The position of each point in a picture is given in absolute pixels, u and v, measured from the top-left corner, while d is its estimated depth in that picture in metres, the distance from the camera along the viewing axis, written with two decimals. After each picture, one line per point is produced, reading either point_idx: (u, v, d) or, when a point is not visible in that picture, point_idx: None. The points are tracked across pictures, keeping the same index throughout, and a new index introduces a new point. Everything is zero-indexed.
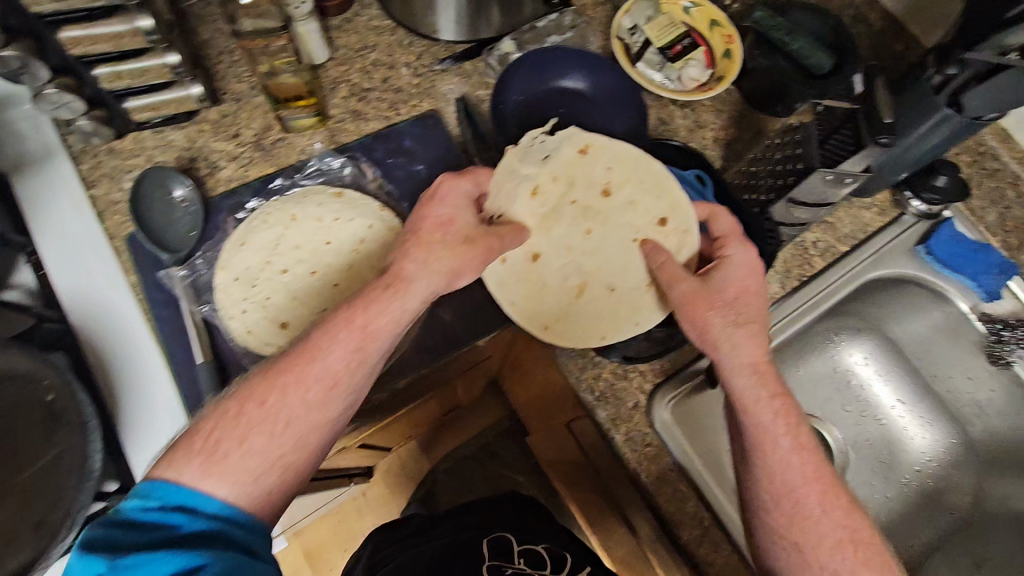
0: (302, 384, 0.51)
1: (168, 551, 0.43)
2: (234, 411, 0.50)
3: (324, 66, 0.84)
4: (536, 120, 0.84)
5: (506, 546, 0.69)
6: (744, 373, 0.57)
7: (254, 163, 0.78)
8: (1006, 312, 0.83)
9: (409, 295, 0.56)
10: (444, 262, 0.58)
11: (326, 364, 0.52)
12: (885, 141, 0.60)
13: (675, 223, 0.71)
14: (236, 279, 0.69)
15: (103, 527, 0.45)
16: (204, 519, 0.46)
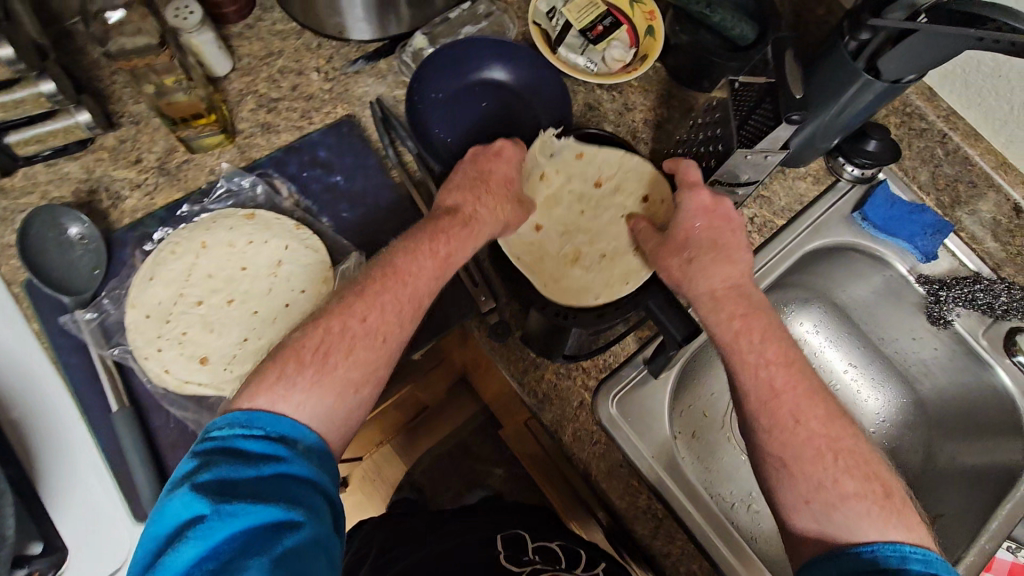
0: (397, 300, 0.58)
1: (273, 498, 0.44)
2: (324, 326, 0.55)
3: (228, 78, 0.79)
4: (459, 117, 0.80)
5: (520, 542, 0.75)
6: (720, 319, 0.59)
7: (160, 190, 0.73)
8: (943, 270, 0.83)
9: (479, 237, 0.64)
10: (504, 213, 0.67)
11: (416, 286, 0.59)
12: (797, 118, 0.57)
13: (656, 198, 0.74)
14: (148, 317, 0.65)
15: (227, 461, 0.46)
16: (305, 464, 0.48)
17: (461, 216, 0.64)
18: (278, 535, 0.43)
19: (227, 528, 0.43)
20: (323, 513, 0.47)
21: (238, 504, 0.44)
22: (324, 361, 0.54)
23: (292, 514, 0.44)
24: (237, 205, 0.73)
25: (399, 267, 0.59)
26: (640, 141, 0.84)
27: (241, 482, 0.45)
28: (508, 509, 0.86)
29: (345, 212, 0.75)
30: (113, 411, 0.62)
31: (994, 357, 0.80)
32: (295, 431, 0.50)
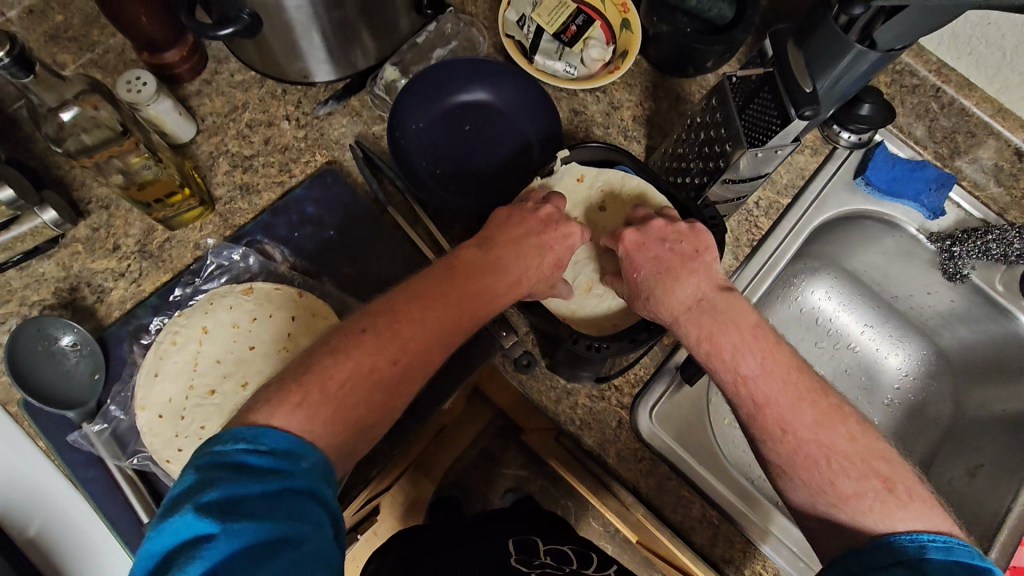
0: (441, 314, 0.55)
1: (278, 514, 0.39)
2: (351, 358, 0.51)
3: (194, 143, 0.74)
4: (445, 145, 0.77)
5: (533, 545, 0.60)
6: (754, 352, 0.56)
7: (146, 276, 0.69)
8: (951, 224, 0.82)
9: (504, 288, 0.58)
10: (531, 275, 0.60)
11: (457, 295, 0.56)
12: (811, 113, 0.56)
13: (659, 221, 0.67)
14: (161, 416, 0.62)
15: (230, 475, 0.41)
16: (307, 480, 0.43)
17: (543, 276, 0.61)
18: (286, 556, 0.38)
19: (231, 549, 0.38)
20: (327, 529, 0.42)
21: (242, 523, 0.38)
22: (344, 398, 0.49)
23: (293, 531, 0.39)
24: (232, 281, 0.69)
25: (464, 306, 0.56)
26: (632, 140, 0.81)
27: (245, 498, 0.39)
28: (531, 506, 0.69)
29: (344, 267, 0.71)
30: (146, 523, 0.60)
31: (1012, 303, 0.80)
32: (301, 450, 0.45)
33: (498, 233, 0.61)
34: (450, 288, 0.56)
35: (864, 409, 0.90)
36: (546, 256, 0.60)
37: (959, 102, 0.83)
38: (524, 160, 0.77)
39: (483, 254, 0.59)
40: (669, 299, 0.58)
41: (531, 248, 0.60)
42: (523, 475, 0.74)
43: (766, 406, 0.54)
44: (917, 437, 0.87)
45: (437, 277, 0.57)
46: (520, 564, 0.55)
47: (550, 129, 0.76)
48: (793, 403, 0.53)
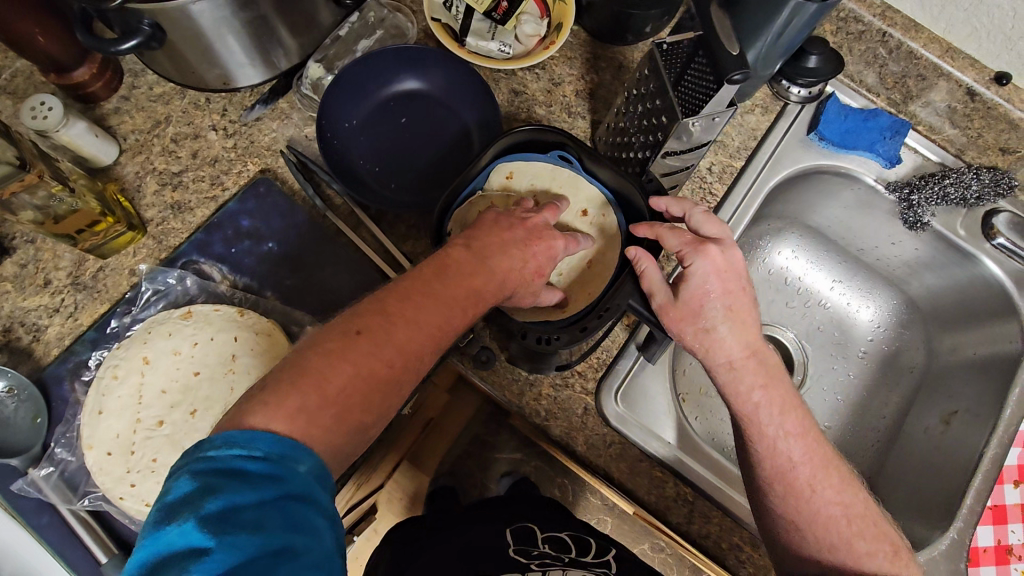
0: (426, 319, 0.51)
1: (278, 527, 0.38)
2: (346, 363, 0.46)
3: (118, 164, 0.71)
4: (381, 140, 0.74)
5: (530, 533, 0.58)
6: (758, 391, 0.59)
7: (82, 308, 0.66)
8: (908, 171, 0.80)
9: (485, 290, 0.54)
10: (512, 277, 0.57)
11: (441, 305, 0.52)
12: (740, 76, 0.53)
13: (595, 211, 0.66)
14: (110, 453, 0.60)
15: (225, 483, 0.38)
16: (306, 484, 0.41)
17: (524, 279, 0.58)
18: (284, 569, 0.37)
19: (229, 561, 0.36)
20: (325, 533, 0.41)
21: (239, 536, 0.37)
22: (345, 401, 0.46)
23: (293, 542, 0.38)
24: (170, 305, 0.67)
25: (451, 304, 0.52)
26: (576, 116, 0.78)
27: (242, 509, 0.38)
28: (527, 488, 0.65)
29: (287, 279, 0.69)
30: (104, 563, 0.59)
31: (974, 247, 0.78)
32: (298, 452, 0.42)
33: (486, 236, 0.57)
34: (448, 288, 0.53)
35: (838, 365, 0.89)
36: (529, 259, 0.58)
37: (908, 44, 0.80)
38: (463, 150, 0.74)
39: (472, 253, 0.55)
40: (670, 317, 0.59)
41: (516, 252, 0.57)
42: (518, 458, 0.68)
43: (749, 424, 0.60)
44: (891, 387, 0.87)
45: (429, 275, 0.53)
46: (519, 553, 0.55)
47: (486, 115, 0.73)
48: (762, 422, 0.59)
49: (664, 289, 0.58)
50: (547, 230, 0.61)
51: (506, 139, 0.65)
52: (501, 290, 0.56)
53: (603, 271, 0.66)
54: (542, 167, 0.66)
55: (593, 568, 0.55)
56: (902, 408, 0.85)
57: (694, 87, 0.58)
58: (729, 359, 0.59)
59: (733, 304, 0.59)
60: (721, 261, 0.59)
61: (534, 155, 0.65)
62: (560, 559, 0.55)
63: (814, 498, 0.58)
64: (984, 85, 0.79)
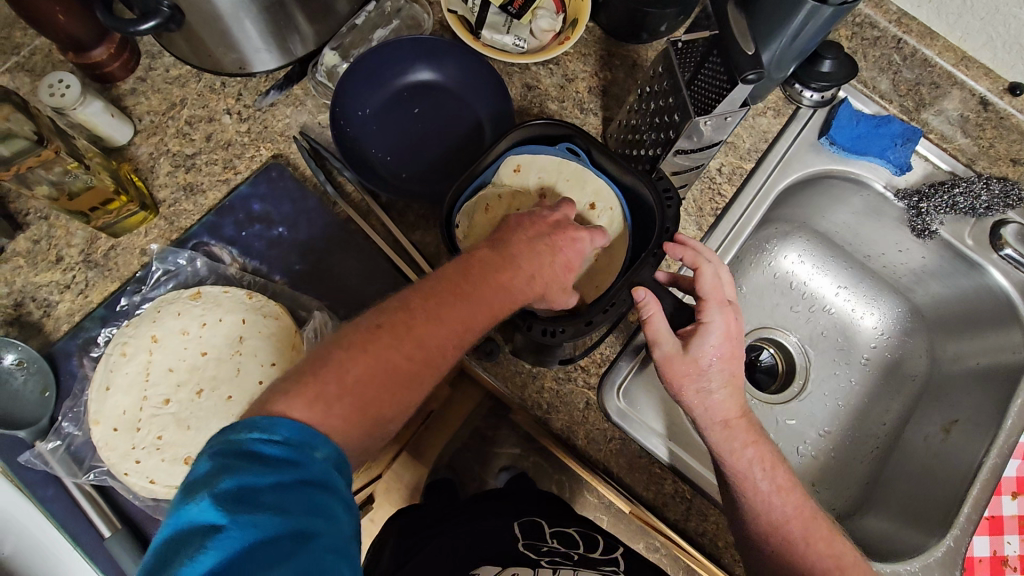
0: (451, 318, 0.52)
1: (293, 510, 0.39)
2: (372, 354, 0.48)
3: (133, 144, 0.71)
4: (393, 130, 0.74)
5: (538, 525, 0.62)
6: (751, 450, 0.61)
7: (93, 286, 0.67)
8: (918, 179, 0.80)
9: (510, 289, 0.55)
10: (536, 275, 0.56)
11: (467, 303, 0.53)
12: (754, 75, 0.54)
13: (602, 204, 0.65)
14: (116, 429, 0.60)
15: (245, 465, 0.40)
16: (322, 470, 0.42)
17: (553, 277, 0.58)
18: (298, 551, 0.38)
19: (245, 540, 0.37)
20: (340, 518, 0.42)
21: (257, 516, 0.38)
22: (365, 394, 0.47)
23: (307, 525, 0.39)
24: (180, 286, 0.67)
25: (477, 301, 0.53)
26: (588, 112, 0.79)
27: (261, 491, 0.39)
28: (526, 485, 0.68)
29: (297, 264, 0.69)
30: (107, 537, 0.59)
31: (982, 257, 0.78)
32: (316, 439, 0.43)
33: (511, 235, 0.57)
34: (473, 287, 0.53)
35: (840, 371, 0.89)
36: (558, 256, 0.58)
37: (921, 51, 0.80)
38: (475, 142, 0.74)
39: (497, 252, 0.56)
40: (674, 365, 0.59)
41: (542, 248, 0.57)
42: (516, 453, 0.71)
43: (745, 480, 0.60)
44: (894, 395, 0.87)
45: (452, 274, 0.54)
46: (527, 550, 0.60)
47: (499, 108, 0.73)
48: (758, 475, 0.60)
49: (673, 340, 0.58)
50: (570, 224, 0.60)
51: (517, 133, 0.66)
52: (527, 288, 0.56)
53: (613, 267, 0.65)
54: (550, 161, 0.66)
55: (601, 568, 0.58)
56: (903, 416, 0.85)
57: (707, 85, 0.59)
58: (719, 414, 0.61)
59: (734, 371, 0.61)
60: (732, 327, 0.61)
61: (543, 150, 0.65)
62: (569, 560, 0.58)
63: (810, 551, 0.59)
64: (997, 95, 0.79)
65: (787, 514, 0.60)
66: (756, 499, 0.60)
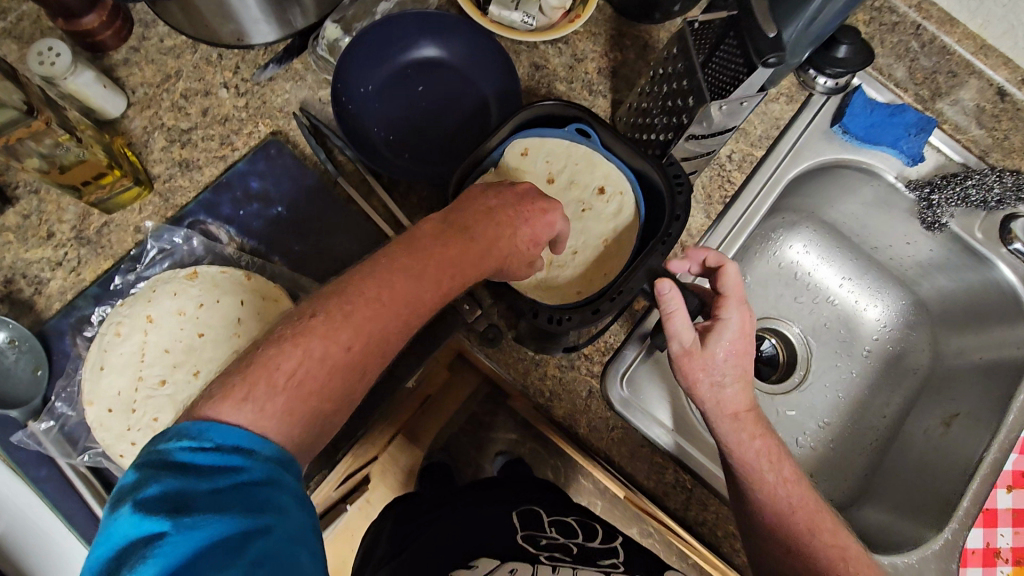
0: (410, 283, 0.48)
1: (228, 516, 0.37)
2: (317, 333, 0.44)
3: (126, 117, 0.69)
4: (397, 108, 0.72)
5: (536, 517, 0.61)
6: (757, 440, 0.60)
7: (86, 263, 0.65)
8: (930, 170, 0.79)
9: (465, 272, 0.50)
10: (494, 257, 0.52)
11: (420, 277, 0.48)
12: (775, 59, 0.54)
13: (611, 189, 0.66)
14: (111, 410, 0.59)
15: (175, 474, 0.38)
16: (261, 471, 0.39)
17: (517, 252, 0.54)
18: (246, 547, 0.36)
19: (188, 545, 0.35)
20: (288, 517, 0.39)
21: (190, 527, 0.36)
22: (297, 390, 0.43)
23: (247, 530, 0.37)
24: (176, 265, 0.66)
25: (433, 279, 0.49)
26: (597, 94, 0.77)
27: (197, 495, 0.37)
28: (523, 470, 0.67)
29: (296, 246, 0.68)
30: (104, 518, 0.59)
31: (991, 252, 0.77)
32: (250, 439, 0.40)
33: (468, 206, 0.53)
34: (429, 262, 0.49)
35: (842, 363, 0.88)
36: (520, 229, 0.53)
37: (941, 39, 0.78)
38: (481, 122, 0.72)
39: (451, 227, 0.51)
40: (688, 361, 0.59)
41: (503, 222, 0.53)
42: (513, 438, 0.70)
43: (752, 473, 0.60)
44: (894, 388, 0.87)
45: (402, 250, 0.49)
46: (526, 541, 0.57)
47: (507, 87, 0.71)
48: (765, 468, 0.60)
49: (691, 337, 0.57)
50: (538, 195, 0.55)
51: (526, 112, 0.63)
52: (485, 269, 0.52)
53: (620, 252, 0.66)
54: (558, 144, 0.65)
55: (601, 562, 0.56)
56: (903, 409, 0.85)
57: (724, 69, 0.58)
58: (728, 407, 0.60)
59: (746, 364, 0.60)
60: (748, 323, 0.60)
61: (550, 132, 0.64)
62: (569, 555, 0.56)
63: (817, 542, 0.58)
64: (1015, 86, 0.78)
65: (794, 505, 0.59)
66: (756, 491, 0.60)
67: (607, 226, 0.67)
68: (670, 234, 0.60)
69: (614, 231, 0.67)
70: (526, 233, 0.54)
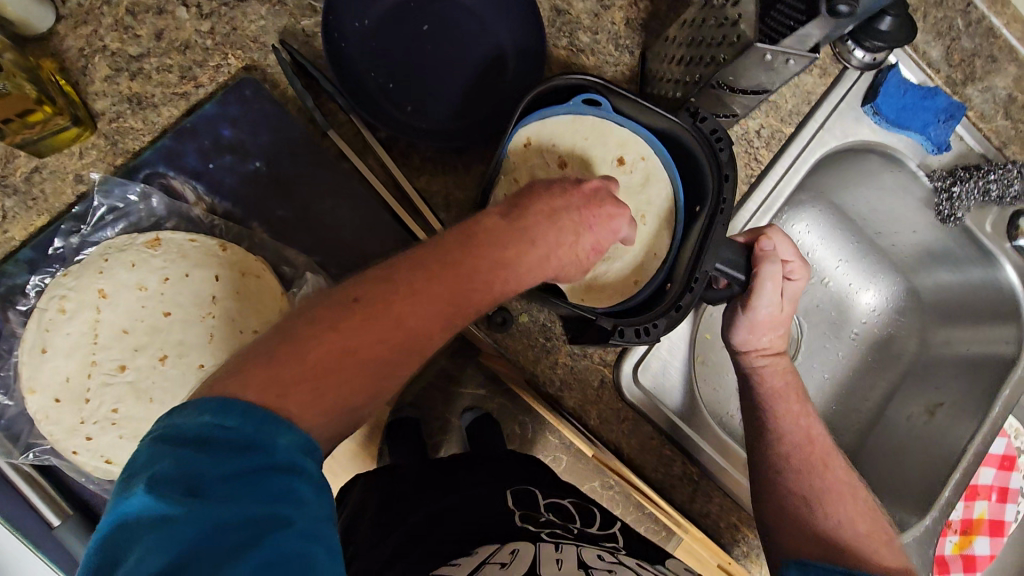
0: (447, 287, 0.41)
1: (248, 504, 0.31)
2: (342, 332, 0.38)
3: (55, 35, 0.54)
4: (398, 49, 0.61)
5: (531, 498, 0.58)
6: (785, 384, 0.59)
7: (13, 219, 0.53)
8: (952, 160, 0.77)
9: (521, 275, 0.45)
10: (558, 260, 0.47)
11: (467, 275, 0.42)
12: (846, 9, 0.48)
13: (632, 158, 0.58)
14: (59, 400, 0.50)
15: (193, 449, 0.32)
16: (288, 456, 0.33)
17: (576, 258, 0.48)
18: (262, 543, 0.30)
19: (198, 535, 0.29)
20: (311, 512, 0.33)
21: (202, 515, 0.30)
22: (327, 379, 0.36)
23: (265, 525, 0.31)
24: (131, 228, 0.55)
25: (478, 280, 0.43)
26: (623, 49, 0.68)
27: (213, 478, 0.31)
28: (490, 425, 0.67)
29: (278, 209, 0.58)
30: (57, 525, 0.51)
31: (996, 247, 0.78)
32: (280, 423, 0.34)
33: (529, 201, 0.46)
34: (461, 256, 0.42)
35: (830, 346, 0.88)
36: (583, 236, 0.47)
37: (988, 20, 0.75)
38: (495, 74, 0.62)
39: (508, 222, 0.45)
40: (752, 325, 0.57)
41: (565, 225, 0.46)
42: (480, 394, 0.70)
43: (773, 402, 0.59)
44: (877, 373, 0.88)
45: (444, 244, 0.42)
46: (524, 519, 0.54)
47: (529, 34, 0.61)
48: (790, 399, 0.59)
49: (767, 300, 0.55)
50: (608, 196, 0.49)
51: (542, 87, 0.54)
52: (544, 273, 0.47)
53: (663, 227, 0.59)
54: (558, 120, 0.58)
55: (603, 543, 0.53)
56: (886, 395, 0.87)
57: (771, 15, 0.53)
58: (769, 348, 0.59)
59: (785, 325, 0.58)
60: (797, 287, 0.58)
61: (550, 112, 0.57)
62: (569, 532, 0.53)
63: (821, 479, 0.57)
64: None
65: (811, 437, 0.58)
66: (776, 424, 0.58)
67: (640, 198, 0.59)
68: (723, 198, 0.52)
69: (655, 204, 0.59)
70: (595, 240, 0.48)
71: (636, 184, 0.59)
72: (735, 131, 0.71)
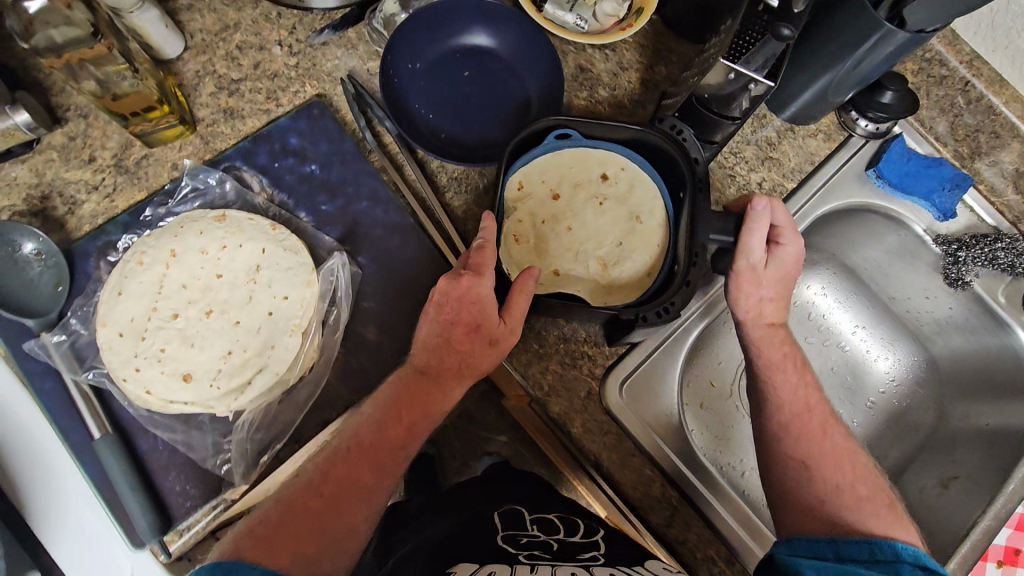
0: (449, 370, 0.56)
1: None
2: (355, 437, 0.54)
3: (181, 60, 0.70)
4: (440, 87, 0.73)
5: (519, 516, 0.61)
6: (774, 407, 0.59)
7: (120, 191, 0.67)
8: (960, 229, 0.79)
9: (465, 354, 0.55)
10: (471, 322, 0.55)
11: (456, 358, 0.56)
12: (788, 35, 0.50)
13: (613, 171, 0.67)
14: (122, 334, 0.61)
15: None
16: None
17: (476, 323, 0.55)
18: None
19: None
20: None
21: None
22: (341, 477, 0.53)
23: None
24: (206, 205, 0.68)
25: (467, 359, 0.56)
26: (637, 104, 0.77)
27: None
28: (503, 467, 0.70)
29: (323, 205, 0.69)
30: (96, 438, 0.59)
31: (1012, 317, 0.77)
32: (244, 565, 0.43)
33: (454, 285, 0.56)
34: (456, 321, 0.55)
35: (845, 409, 0.85)
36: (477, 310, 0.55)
37: (987, 98, 0.79)
38: (518, 112, 0.73)
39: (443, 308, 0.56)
40: (741, 279, 0.60)
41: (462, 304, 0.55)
42: (504, 440, 0.72)
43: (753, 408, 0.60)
44: (897, 440, 0.84)
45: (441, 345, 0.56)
46: (507, 541, 0.57)
47: (552, 84, 0.72)
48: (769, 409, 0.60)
49: (761, 253, 0.58)
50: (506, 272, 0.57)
51: (527, 131, 0.62)
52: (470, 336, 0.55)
53: (664, 222, 0.66)
54: (544, 158, 0.66)
55: (582, 555, 0.54)
56: (904, 461, 0.83)
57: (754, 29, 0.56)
58: (764, 314, 0.61)
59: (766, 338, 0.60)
60: (791, 257, 0.61)
61: (534, 153, 0.65)
62: (548, 553, 0.55)
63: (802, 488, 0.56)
64: None
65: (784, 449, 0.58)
66: None
67: (632, 203, 0.67)
68: (699, 177, 0.60)
69: (646, 203, 0.66)
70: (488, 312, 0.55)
71: (622, 192, 0.66)
72: (738, 181, 0.77)
